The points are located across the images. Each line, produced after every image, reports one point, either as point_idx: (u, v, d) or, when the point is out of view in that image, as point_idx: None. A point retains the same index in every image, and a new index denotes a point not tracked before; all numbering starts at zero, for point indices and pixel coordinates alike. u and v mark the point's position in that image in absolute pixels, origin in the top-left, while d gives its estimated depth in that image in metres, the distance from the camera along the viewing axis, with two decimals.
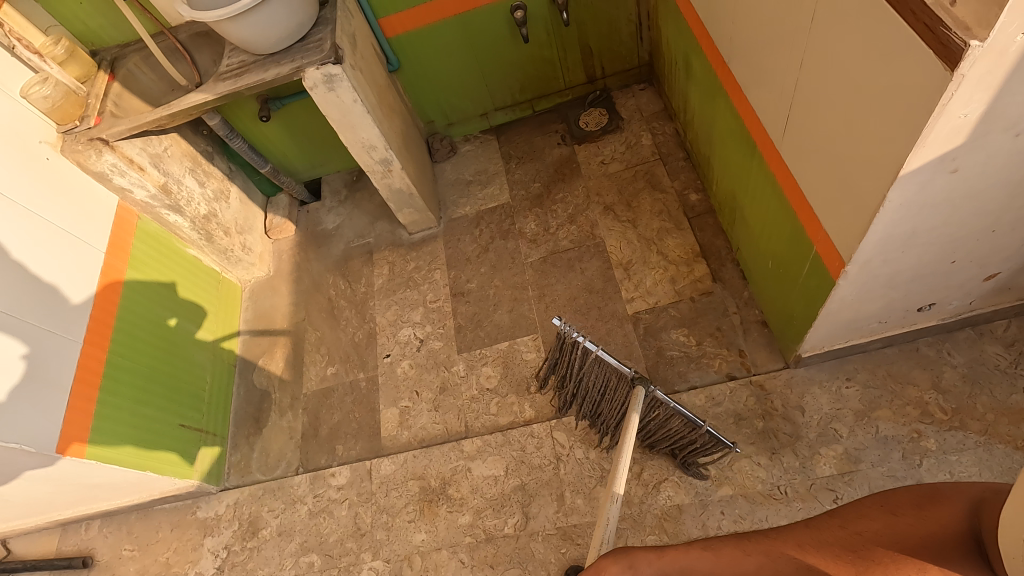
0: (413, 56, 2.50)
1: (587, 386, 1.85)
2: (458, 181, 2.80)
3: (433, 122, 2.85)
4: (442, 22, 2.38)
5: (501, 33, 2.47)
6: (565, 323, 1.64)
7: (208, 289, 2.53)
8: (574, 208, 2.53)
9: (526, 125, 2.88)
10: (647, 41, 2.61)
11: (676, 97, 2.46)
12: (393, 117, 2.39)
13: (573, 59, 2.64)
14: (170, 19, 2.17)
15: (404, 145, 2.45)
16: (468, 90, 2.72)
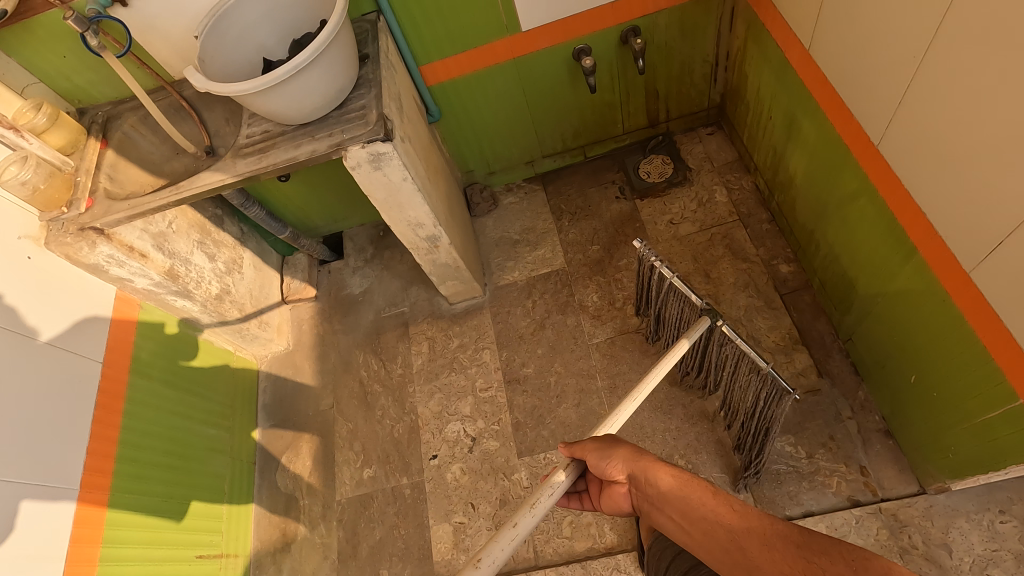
0: (456, 104, 2.15)
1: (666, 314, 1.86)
2: (503, 240, 2.47)
3: (473, 172, 2.51)
4: (493, 67, 2.03)
5: (560, 78, 2.13)
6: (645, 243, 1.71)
7: (224, 373, 2.21)
8: (643, 278, 2.21)
9: (577, 173, 2.54)
10: (722, 82, 2.27)
11: (758, 147, 2.15)
12: (439, 181, 2.04)
13: (636, 103, 2.30)
14: (173, 72, 1.82)
15: (451, 212, 2.11)
16: (515, 137, 2.37)
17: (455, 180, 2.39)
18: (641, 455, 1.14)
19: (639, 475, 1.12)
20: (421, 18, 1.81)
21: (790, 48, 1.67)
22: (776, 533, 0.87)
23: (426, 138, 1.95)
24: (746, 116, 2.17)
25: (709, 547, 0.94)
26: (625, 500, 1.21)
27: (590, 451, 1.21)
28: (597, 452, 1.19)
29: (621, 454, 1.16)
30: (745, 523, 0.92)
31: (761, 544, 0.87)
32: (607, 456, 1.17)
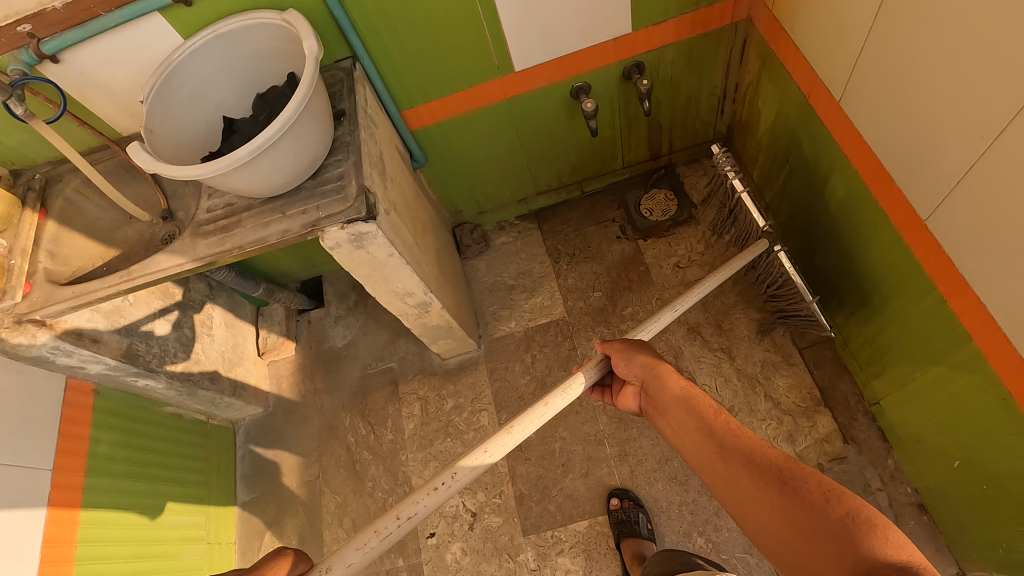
0: (443, 147, 1.95)
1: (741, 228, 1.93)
2: (497, 286, 2.29)
3: (462, 211, 2.32)
4: (483, 109, 1.83)
5: (556, 116, 1.93)
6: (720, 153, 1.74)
7: (192, 446, 2.01)
8: (649, 328, 2.06)
9: (573, 209, 2.37)
10: (729, 115, 2.10)
11: (768, 185, 2.00)
12: (428, 237, 1.85)
13: (637, 138, 2.12)
14: (119, 129, 1.60)
15: (441, 268, 1.92)
16: (507, 177, 2.18)
17: (442, 224, 2.20)
18: (660, 369, 1.18)
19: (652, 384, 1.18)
20: (402, 62, 1.60)
21: (813, 94, 1.50)
22: (747, 454, 0.95)
23: (411, 193, 1.75)
24: (756, 149, 2.00)
25: (690, 452, 1.05)
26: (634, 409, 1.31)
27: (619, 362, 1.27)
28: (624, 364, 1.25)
29: (643, 367, 1.21)
30: (735, 448, 0.97)
31: (729, 457, 0.97)
32: (627, 360, 1.24)
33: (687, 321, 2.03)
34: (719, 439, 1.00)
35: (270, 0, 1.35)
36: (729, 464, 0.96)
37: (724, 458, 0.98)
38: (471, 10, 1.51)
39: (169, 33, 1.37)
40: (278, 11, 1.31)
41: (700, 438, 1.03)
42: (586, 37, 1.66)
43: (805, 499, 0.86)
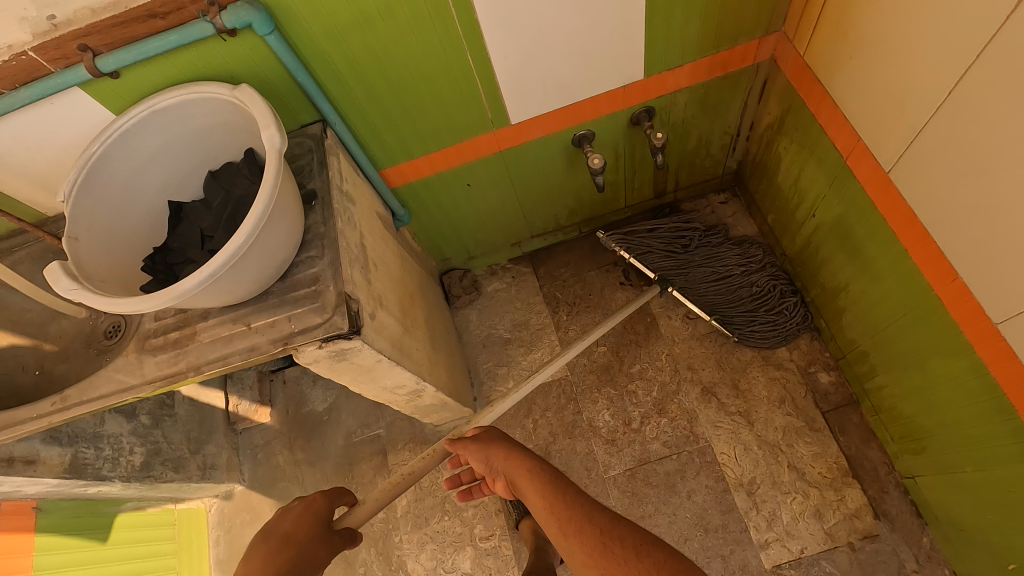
0: (429, 201, 1.73)
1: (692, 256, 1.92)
2: (492, 339, 2.10)
3: (449, 258, 2.10)
4: (475, 161, 1.61)
5: (555, 163, 1.72)
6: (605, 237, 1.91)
7: (153, 541, 1.78)
8: (660, 388, 1.90)
9: (570, 250, 2.17)
10: (740, 152, 1.92)
11: (786, 229, 1.84)
12: (416, 308, 1.64)
13: (641, 179, 1.92)
14: (42, 209, 1.34)
15: (432, 339, 1.71)
16: (499, 224, 1.97)
17: (429, 278, 1.99)
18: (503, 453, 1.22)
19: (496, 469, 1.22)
20: (381, 121, 1.37)
21: (854, 156, 1.32)
22: (585, 509, 1.02)
23: (395, 264, 1.53)
24: (772, 192, 1.84)
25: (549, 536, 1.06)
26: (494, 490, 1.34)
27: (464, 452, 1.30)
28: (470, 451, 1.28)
29: (488, 449, 1.25)
30: (560, 508, 1.04)
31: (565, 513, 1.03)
32: (482, 457, 1.24)
33: (701, 380, 1.88)
34: (556, 505, 1.05)
35: (219, 67, 1.10)
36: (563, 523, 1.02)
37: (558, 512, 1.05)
38: (461, 64, 1.28)
39: (95, 108, 1.12)
40: (230, 85, 1.07)
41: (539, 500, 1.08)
42: (593, 84, 1.45)
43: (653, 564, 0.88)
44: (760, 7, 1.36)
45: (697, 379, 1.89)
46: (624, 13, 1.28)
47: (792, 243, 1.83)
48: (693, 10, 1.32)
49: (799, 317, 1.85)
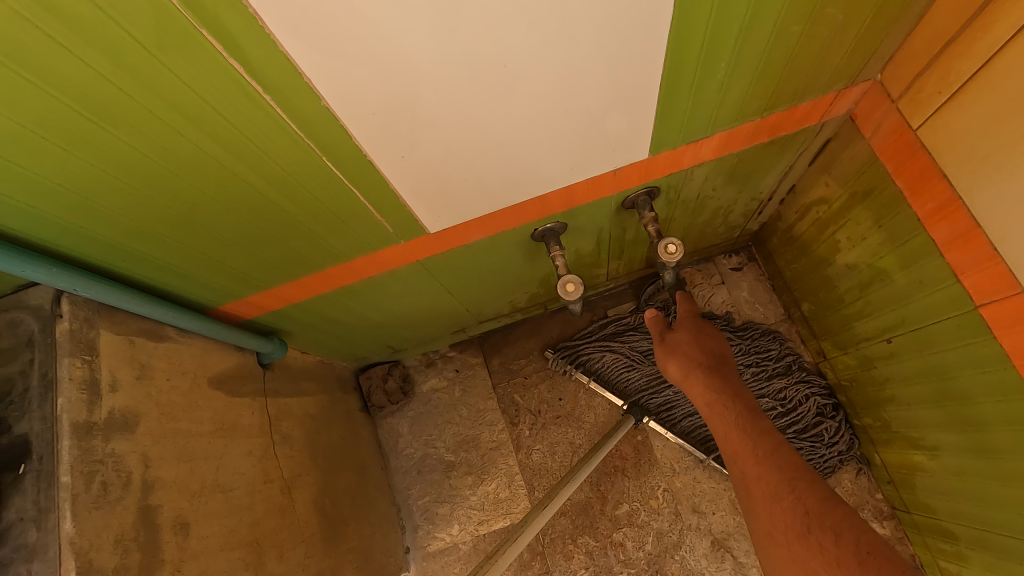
0: (317, 319, 1.15)
1: None
2: (430, 463, 1.57)
3: (368, 355, 1.54)
4: (377, 276, 1.02)
5: (506, 259, 1.15)
6: (553, 354, 1.58)
7: None
8: (655, 540, 1.42)
9: (532, 332, 1.64)
10: (766, 215, 1.38)
11: (828, 331, 1.33)
12: (304, 497, 1.09)
13: (629, 254, 1.37)
14: None
15: (331, 523, 1.16)
16: (431, 319, 1.40)
17: (334, 398, 1.42)
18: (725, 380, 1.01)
19: (738, 435, 0.92)
20: (196, 250, 0.78)
21: (997, 313, 0.80)
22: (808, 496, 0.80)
23: (253, 458, 0.96)
24: (810, 278, 1.32)
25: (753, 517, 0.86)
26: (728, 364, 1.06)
27: (714, 397, 0.99)
28: (715, 399, 0.99)
29: (710, 354, 1.07)
30: (829, 518, 0.76)
31: (804, 525, 0.78)
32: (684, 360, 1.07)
33: (710, 530, 1.41)
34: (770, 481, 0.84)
35: None
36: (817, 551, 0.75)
37: (814, 508, 0.78)
38: (316, 168, 0.69)
39: None
40: None
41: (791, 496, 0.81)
42: (566, 174, 0.86)
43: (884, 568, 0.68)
44: (853, 49, 0.79)
45: (704, 528, 1.41)
46: (628, 75, 0.68)
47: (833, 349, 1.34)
48: (745, 58, 0.73)
49: (840, 446, 1.36)
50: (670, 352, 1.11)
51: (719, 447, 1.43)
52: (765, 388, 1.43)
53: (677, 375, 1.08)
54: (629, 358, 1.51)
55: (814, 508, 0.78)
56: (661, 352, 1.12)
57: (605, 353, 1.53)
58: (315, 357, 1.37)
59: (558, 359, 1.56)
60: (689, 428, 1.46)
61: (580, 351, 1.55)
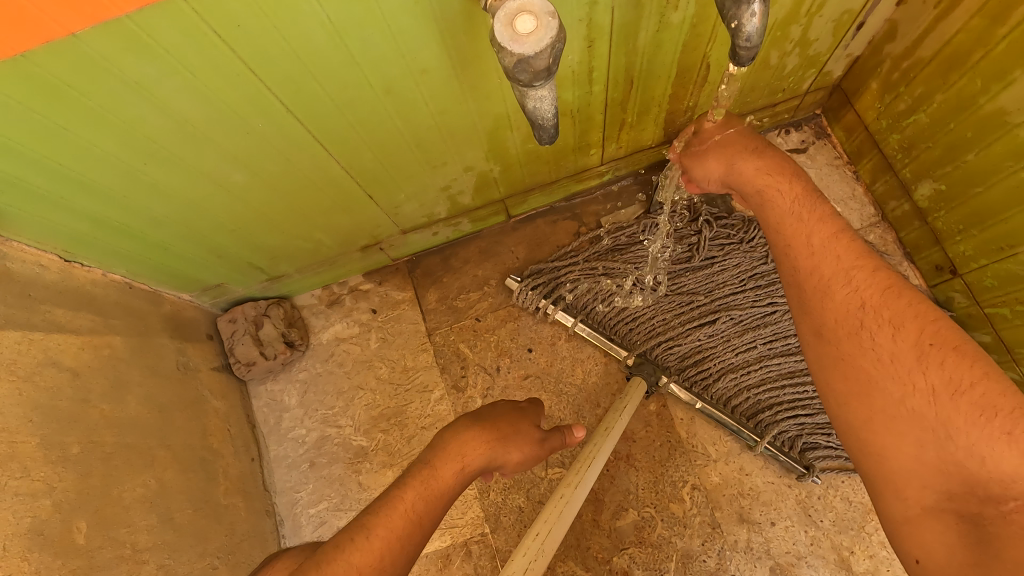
0: (37, 174, 0.58)
1: (695, 300, 0.97)
2: (330, 451, 1.02)
3: (225, 285, 0.97)
4: (102, 43, 0.46)
5: (418, 66, 0.60)
6: (518, 282, 1.02)
7: None
8: (680, 568, 0.89)
9: (488, 252, 1.08)
10: (864, 39, 0.84)
11: (973, 223, 0.80)
12: (3, 525, 0.55)
13: (640, 100, 0.82)
14: None
15: (91, 567, 0.63)
16: (311, 217, 0.84)
17: (155, 347, 0.85)
18: (787, 185, 0.62)
19: (821, 259, 0.58)
20: None
21: None
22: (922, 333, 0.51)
23: None
24: (938, 138, 0.80)
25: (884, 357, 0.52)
26: (756, 150, 0.64)
27: (803, 223, 0.59)
28: (795, 212, 0.60)
29: (754, 148, 0.64)
30: (947, 359, 0.49)
31: (903, 364, 0.51)
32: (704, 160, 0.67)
33: (769, 552, 0.88)
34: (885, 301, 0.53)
35: None
36: (905, 391, 0.50)
37: (921, 338, 0.51)
38: None
39: None
40: None
41: (894, 323, 0.53)
42: None
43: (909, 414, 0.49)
44: None
45: (758, 549, 0.89)
46: None
47: (977, 258, 0.82)
48: None
49: None
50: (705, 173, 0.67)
51: (780, 421, 0.92)
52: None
53: (708, 166, 0.66)
54: (637, 286, 0.99)
55: (924, 339, 0.51)
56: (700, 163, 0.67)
57: (598, 280, 1.00)
58: (107, 276, 0.81)
59: (524, 293, 1.01)
60: (730, 392, 0.94)
61: (562, 278, 1.01)
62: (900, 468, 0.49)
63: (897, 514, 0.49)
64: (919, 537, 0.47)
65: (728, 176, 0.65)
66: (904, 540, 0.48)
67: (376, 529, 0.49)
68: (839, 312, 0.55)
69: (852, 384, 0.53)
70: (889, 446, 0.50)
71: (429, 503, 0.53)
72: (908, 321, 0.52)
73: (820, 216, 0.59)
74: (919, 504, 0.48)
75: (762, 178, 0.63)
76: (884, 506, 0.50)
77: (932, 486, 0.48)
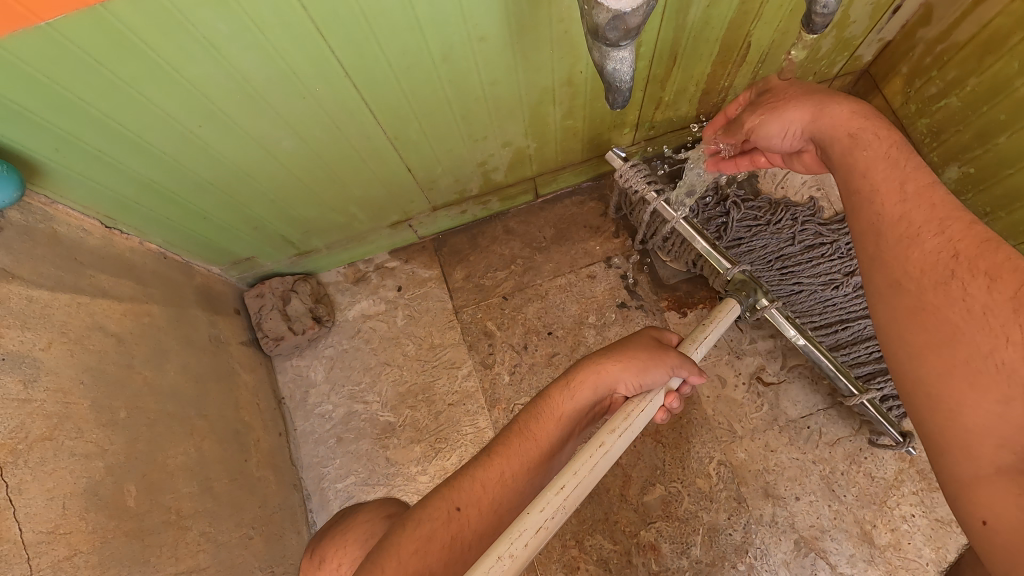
0: (96, 131, 0.58)
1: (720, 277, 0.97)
2: (357, 426, 1.02)
3: (254, 259, 0.96)
4: None
5: (478, 33, 0.61)
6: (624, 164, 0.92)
7: None
8: (707, 541, 0.91)
9: (516, 231, 1.09)
10: (898, 23, 0.86)
11: (1002, 206, 0.82)
12: (61, 483, 0.55)
13: (680, 78, 0.83)
14: None
15: (142, 530, 0.62)
16: (349, 189, 0.84)
17: (189, 318, 0.85)
18: (882, 132, 0.54)
19: (913, 206, 0.49)
20: None
21: None
22: (1020, 285, 0.42)
23: None
24: (970, 122, 0.82)
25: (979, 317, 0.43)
26: (849, 97, 0.57)
27: (893, 172, 0.52)
28: (888, 159, 0.52)
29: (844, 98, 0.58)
30: None
31: (997, 318, 0.42)
32: (782, 107, 0.60)
33: (793, 525, 0.90)
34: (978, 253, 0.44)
35: None
36: (996, 344, 0.41)
37: (1019, 293, 0.42)
38: None
39: None
40: None
41: (989, 274, 0.44)
42: None
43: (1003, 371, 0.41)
44: None
45: (783, 523, 0.91)
46: None
47: (1003, 240, 0.84)
48: None
49: None
50: (775, 121, 0.61)
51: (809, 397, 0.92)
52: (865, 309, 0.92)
53: (787, 112, 0.60)
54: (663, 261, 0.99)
55: (1022, 294, 0.41)
56: (773, 107, 0.61)
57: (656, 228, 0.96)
58: (144, 244, 0.80)
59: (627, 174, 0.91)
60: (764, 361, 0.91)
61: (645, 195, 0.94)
62: (974, 426, 0.41)
63: (963, 475, 0.41)
64: (981, 496, 0.39)
65: (811, 125, 0.59)
66: (964, 500, 0.41)
67: (497, 453, 0.55)
68: (923, 260, 0.47)
69: (933, 336, 0.45)
70: (955, 404, 0.42)
71: (548, 427, 0.58)
72: (1006, 274, 0.43)
73: (917, 167, 0.51)
74: (992, 464, 0.40)
75: (853, 122, 0.56)
76: (947, 467, 0.42)
77: (1011, 445, 0.39)
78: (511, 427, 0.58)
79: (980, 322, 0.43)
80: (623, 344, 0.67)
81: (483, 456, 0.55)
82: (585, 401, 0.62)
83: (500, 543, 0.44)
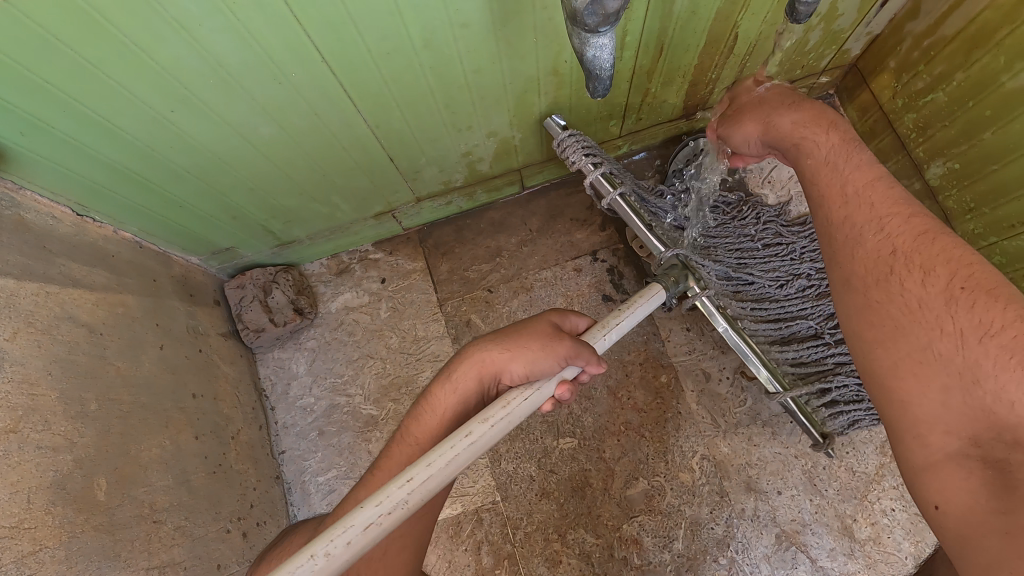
0: (63, 117, 0.56)
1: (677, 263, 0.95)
2: (340, 419, 1.01)
3: (235, 249, 0.95)
4: None
5: (459, 19, 0.59)
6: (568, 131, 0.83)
7: None
8: (689, 535, 0.91)
9: (501, 223, 1.08)
10: (886, 17, 0.86)
11: (986, 202, 0.82)
12: (26, 477, 0.54)
13: (667, 70, 0.82)
14: None
15: (113, 525, 0.61)
16: (332, 178, 0.82)
17: (166, 309, 0.83)
18: (827, 137, 0.56)
19: (855, 208, 0.53)
20: None
21: None
22: (947, 279, 0.46)
23: None
24: (956, 118, 0.82)
25: (916, 314, 0.46)
26: (794, 103, 0.59)
27: (835, 176, 0.54)
28: (832, 164, 0.55)
29: (794, 103, 0.59)
30: (976, 302, 0.43)
31: (932, 310, 0.46)
32: (730, 125, 0.63)
33: (775, 519, 0.90)
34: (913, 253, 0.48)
35: None
36: (932, 335, 0.45)
37: (952, 283, 0.45)
38: None
39: None
40: None
41: (926, 268, 0.47)
42: None
43: (940, 365, 0.44)
44: None
45: (765, 517, 0.91)
46: None
47: (987, 236, 0.84)
48: None
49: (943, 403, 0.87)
50: (734, 133, 0.63)
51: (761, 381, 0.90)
52: (807, 309, 0.90)
53: (746, 128, 0.62)
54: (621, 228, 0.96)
55: (955, 284, 0.45)
56: (725, 126, 0.64)
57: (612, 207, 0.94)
58: (119, 233, 0.78)
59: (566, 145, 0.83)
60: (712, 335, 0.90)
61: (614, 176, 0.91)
62: (925, 418, 0.44)
63: (917, 462, 0.44)
64: (941, 484, 0.43)
65: (764, 136, 0.60)
66: (921, 486, 0.44)
67: (379, 468, 0.60)
68: (869, 259, 0.51)
69: (880, 332, 0.48)
70: (916, 396, 0.45)
71: (428, 427, 0.61)
72: (940, 265, 0.47)
73: (862, 166, 0.54)
74: (941, 451, 0.43)
75: (800, 131, 0.57)
76: (904, 452, 0.45)
77: (956, 431, 0.43)
78: (399, 436, 0.63)
79: (920, 316, 0.46)
80: (514, 326, 0.64)
81: (371, 473, 0.60)
82: (471, 391, 0.62)
83: (318, 541, 0.44)
